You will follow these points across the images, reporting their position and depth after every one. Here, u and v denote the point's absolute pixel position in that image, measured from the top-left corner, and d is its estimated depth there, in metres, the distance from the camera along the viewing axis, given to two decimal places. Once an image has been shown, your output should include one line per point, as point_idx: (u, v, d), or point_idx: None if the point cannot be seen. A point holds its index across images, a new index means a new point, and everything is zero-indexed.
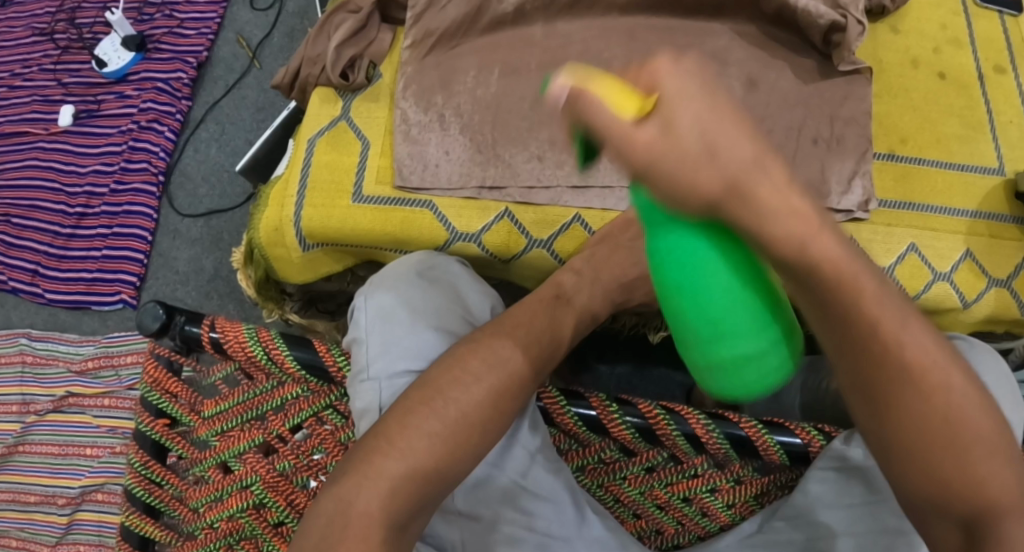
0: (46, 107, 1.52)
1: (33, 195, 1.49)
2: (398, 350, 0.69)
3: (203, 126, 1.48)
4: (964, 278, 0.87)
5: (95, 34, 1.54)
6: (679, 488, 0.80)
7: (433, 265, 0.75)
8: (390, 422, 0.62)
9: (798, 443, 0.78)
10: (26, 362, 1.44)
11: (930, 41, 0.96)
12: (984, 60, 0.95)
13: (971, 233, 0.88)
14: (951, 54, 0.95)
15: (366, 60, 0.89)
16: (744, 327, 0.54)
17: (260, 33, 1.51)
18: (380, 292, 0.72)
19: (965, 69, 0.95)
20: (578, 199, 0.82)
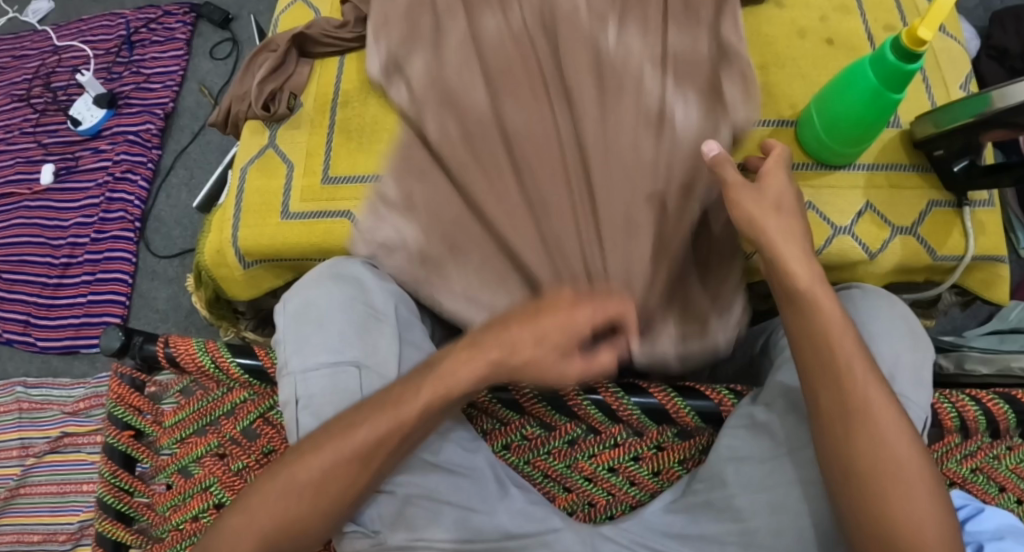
0: (28, 167, 1.61)
1: (21, 250, 1.57)
2: (308, 350, 0.79)
3: (173, 172, 1.56)
4: (865, 231, 0.91)
5: (69, 95, 1.64)
6: (606, 460, 0.86)
7: (352, 273, 0.85)
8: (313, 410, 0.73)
9: (711, 405, 0.85)
10: (22, 408, 1.50)
11: (817, 11, 0.99)
12: (873, 21, 0.99)
13: (869, 185, 0.93)
14: (838, 20, 0.99)
15: (286, 92, 0.97)
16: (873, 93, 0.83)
17: (221, 81, 1.61)
18: (296, 299, 0.82)
19: (854, 33, 0.98)
20: (480, 195, 0.89)
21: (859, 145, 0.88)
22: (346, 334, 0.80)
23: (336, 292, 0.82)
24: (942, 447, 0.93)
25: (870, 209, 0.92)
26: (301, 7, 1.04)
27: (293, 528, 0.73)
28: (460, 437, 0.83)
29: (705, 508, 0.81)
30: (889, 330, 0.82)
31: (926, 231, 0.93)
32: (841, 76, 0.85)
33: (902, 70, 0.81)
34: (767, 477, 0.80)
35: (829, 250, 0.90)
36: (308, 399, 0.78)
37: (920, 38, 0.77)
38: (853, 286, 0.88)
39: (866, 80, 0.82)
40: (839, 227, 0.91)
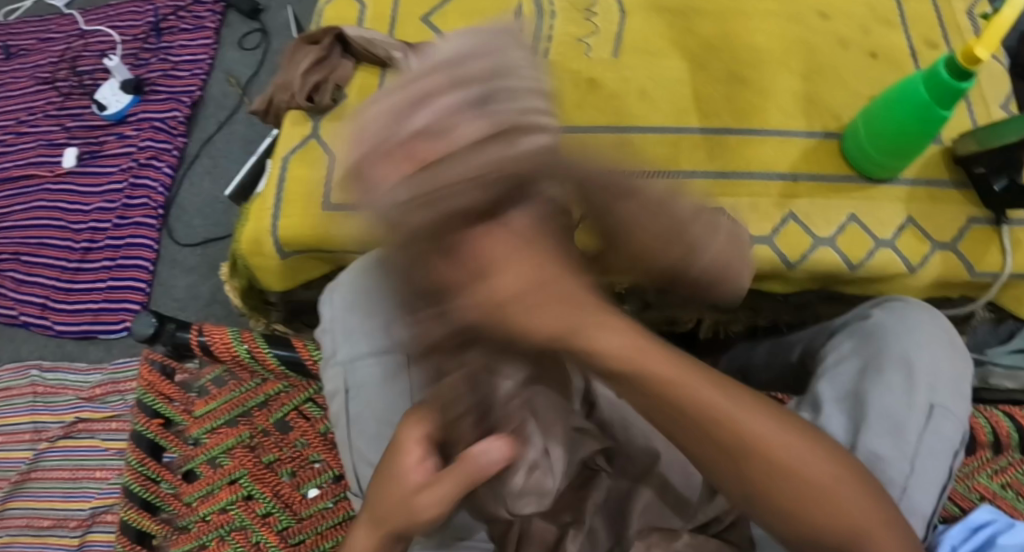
0: (51, 150, 1.61)
1: (40, 232, 1.57)
2: (356, 337, 0.81)
3: (198, 161, 1.56)
4: (906, 244, 0.91)
5: (95, 80, 1.64)
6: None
7: None
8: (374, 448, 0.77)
9: None
10: (37, 391, 1.50)
11: (860, 24, 0.99)
12: (915, 37, 0.99)
13: (910, 200, 0.93)
14: (881, 35, 0.99)
15: (331, 83, 0.97)
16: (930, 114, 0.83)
17: (249, 71, 1.61)
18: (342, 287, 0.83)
19: (897, 47, 0.99)
20: None
21: (902, 158, 0.88)
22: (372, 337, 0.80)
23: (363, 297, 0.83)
24: (974, 461, 0.94)
25: (912, 223, 0.92)
26: None
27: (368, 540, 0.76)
28: None
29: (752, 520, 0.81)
30: (933, 344, 0.81)
31: (966, 247, 0.92)
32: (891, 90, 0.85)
33: (953, 87, 0.81)
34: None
35: (871, 263, 0.90)
36: (357, 390, 0.80)
37: (976, 57, 0.77)
38: (897, 297, 0.87)
39: (918, 96, 0.82)
40: (881, 240, 0.91)
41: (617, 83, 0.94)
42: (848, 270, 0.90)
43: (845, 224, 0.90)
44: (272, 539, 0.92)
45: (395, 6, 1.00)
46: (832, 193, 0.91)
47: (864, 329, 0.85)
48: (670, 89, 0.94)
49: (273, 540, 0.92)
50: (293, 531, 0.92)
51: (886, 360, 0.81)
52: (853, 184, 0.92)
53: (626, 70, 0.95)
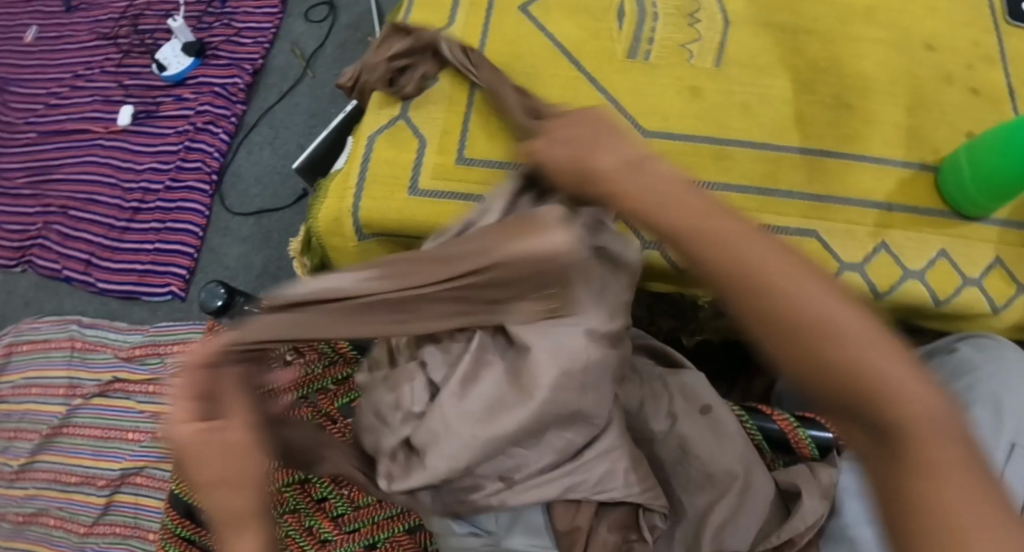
0: (107, 106, 1.60)
1: (91, 189, 1.56)
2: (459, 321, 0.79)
3: (256, 130, 1.54)
4: (994, 285, 0.90)
5: (156, 40, 1.63)
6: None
7: None
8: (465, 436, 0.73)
9: (830, 437, 0.85)
10: (75, 346, 1.49)
11: (962, 57, 0.98)
12: (1017, 76, 0.98)
13: (1001, 241, 0.92)
14: (983, 70, 0.98)
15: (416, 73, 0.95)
16: None
17: (314, 44, 1.59)
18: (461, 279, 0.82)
19: (996, 84, 0.97)
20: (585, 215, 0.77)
21: (1000, 199, 0.87)
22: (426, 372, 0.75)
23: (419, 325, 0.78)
24: None
25: (1000, 264, 0.91)
26: None
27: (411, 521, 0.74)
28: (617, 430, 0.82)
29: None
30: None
31: None
32: (999, 130, 0.84)
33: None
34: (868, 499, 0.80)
35: (959, 301, 0.89)
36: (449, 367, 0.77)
37: None
38: (986, 336, 0.87)
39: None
40: (969, 279, 0.90)
41: (714, 96, 0.93)
42: (934, 305, 0.89)
43: (935, 259, 0.90)
44: (327, 526, 0.91)
45: None
46: (926, 227, 0.91)
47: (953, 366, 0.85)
48: (767, 106, 0.93)
49: (326, 525, 0.91)
50: (348, 518, 0.91)
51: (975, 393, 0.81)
52: (945, 219, 0.91)
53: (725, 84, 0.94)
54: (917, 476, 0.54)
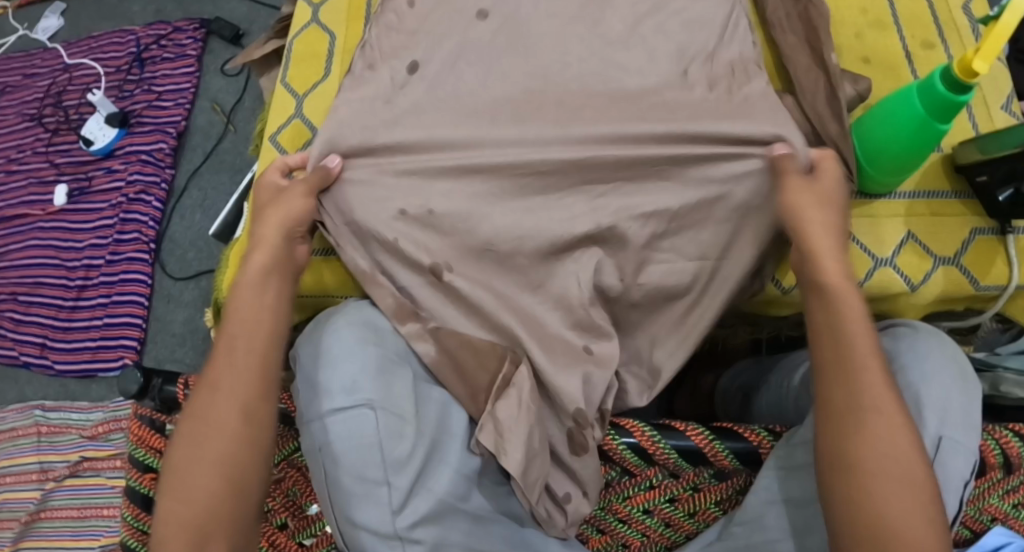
0: (42, 189, 1.60)
1: (36, 271, 1.56)
2: (342, 367, 0.78)
3: (187, 193, 1.55)
4: (907, 262, 0.89)
5: (81, 114, 1.63)
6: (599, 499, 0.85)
7: (356, 314, 0.83)
8: (312, 371, 0.79)
9: (748, 446, 0.82)
10: (41, 432, 1.50)
11: (851, 28, 0.98)
12: (910, 38, 0.98)
13: (911, 214, 0.90)
14: (875, 37, 0.98)
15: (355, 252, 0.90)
16: (941, 123, 0.80)
17: (232, 98, 1.61)
18: (343, 331, 0.81)
19: (891, 50, 0.97)
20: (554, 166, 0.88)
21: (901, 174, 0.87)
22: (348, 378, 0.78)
23: (358, 319, 0.83)
24: (984, 484, 0.84)
25: (912, 239, 0.89)
26: (316, 29, 1.07)
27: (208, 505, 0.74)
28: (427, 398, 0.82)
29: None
30: (959, 354, 0.78)
31: (969, 261, 0.89)
32: (886, 103, 0.84)
33: (950, 100, 0.79)
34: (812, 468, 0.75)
35: (871, 284, 0.87)
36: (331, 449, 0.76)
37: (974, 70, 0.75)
38: (900, 322, 0.82)
39: (915, 110, 0.81)
40: (880, 259, 0.89)
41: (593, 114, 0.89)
42: None
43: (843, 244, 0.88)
44: None
45: (365, 38, 1.05)
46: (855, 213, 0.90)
47: None
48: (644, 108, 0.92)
49: None
50: None
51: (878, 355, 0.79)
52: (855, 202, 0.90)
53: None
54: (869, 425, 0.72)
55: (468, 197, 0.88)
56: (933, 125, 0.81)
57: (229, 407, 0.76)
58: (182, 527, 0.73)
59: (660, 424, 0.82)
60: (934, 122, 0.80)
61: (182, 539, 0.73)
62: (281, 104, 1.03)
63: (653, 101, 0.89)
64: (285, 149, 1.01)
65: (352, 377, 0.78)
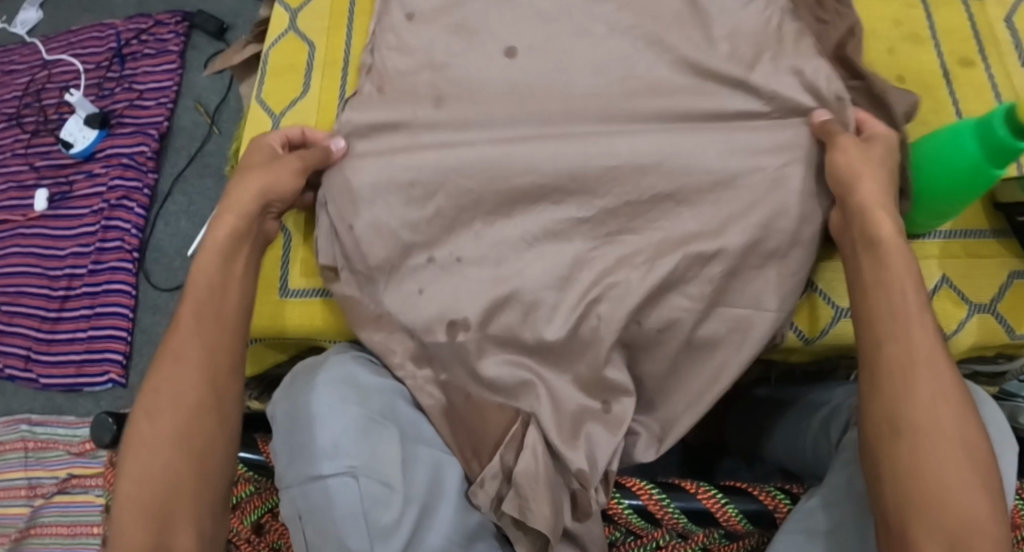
0: (22, 193, 1.53)
1: (18, 281, 1.50)
2: (331, 427, 0.73)
3: (171, 198, 1.49)
4: (941, 308, 0.82)
5: (61, 113, 1.56)
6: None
7: (343, 369, 0.79)
8: (301, 433, 0.73)
9: (763, 509, 0.76)
10: (28, 447, 1.45)
11: (884, 42, 0.91)
12: (948, 54, 0.91)
13: (945, 255, 0.83)
14: (909, 52, 0.91)
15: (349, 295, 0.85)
16: (998, 169, 0.73)
17: (217, 97, 1.53)
18: (331, 388, 0.76)
19: (926, 68, 0.90)
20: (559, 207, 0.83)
21: (940, 215, 0.80)
22: (340, 439, 0.72)
23: (341, 375, 0.77)
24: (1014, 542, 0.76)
25: (947, 284, 0.82)
26: (293, 37, 0.99)
27: (165, 488, 0.68)
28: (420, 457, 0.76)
29: None
30: (997, 413, 0.72)
31: (1007, 308, 0.82)
32: (940, 138, 0.76)
33: (1006, 145, 0.71)
34: (837, 538, 0.72)
35: None
36: (316, 516, 0.71)
37: None
38: None
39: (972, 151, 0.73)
40: None
41: (600, 147, 0.83)
42: None
43: None
44: None
45: (347, 51, 0.98)
46: None
47: None
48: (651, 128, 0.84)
49: None
50: None
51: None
52: None
53: (590, 116, 0.86)
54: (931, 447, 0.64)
55: (473, 236, 0.84)
56: (990, 170, 0.73)
57: (194, 378, 0.72)
58: (139, 506, 0.67)
59: (666, 484, 0.77)
60: (991, 167, 0.73)
61: (137, 524, 0.66)
62: (257, 123, 0.96)
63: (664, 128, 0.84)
64: None
65: (342, 436, 0.72)
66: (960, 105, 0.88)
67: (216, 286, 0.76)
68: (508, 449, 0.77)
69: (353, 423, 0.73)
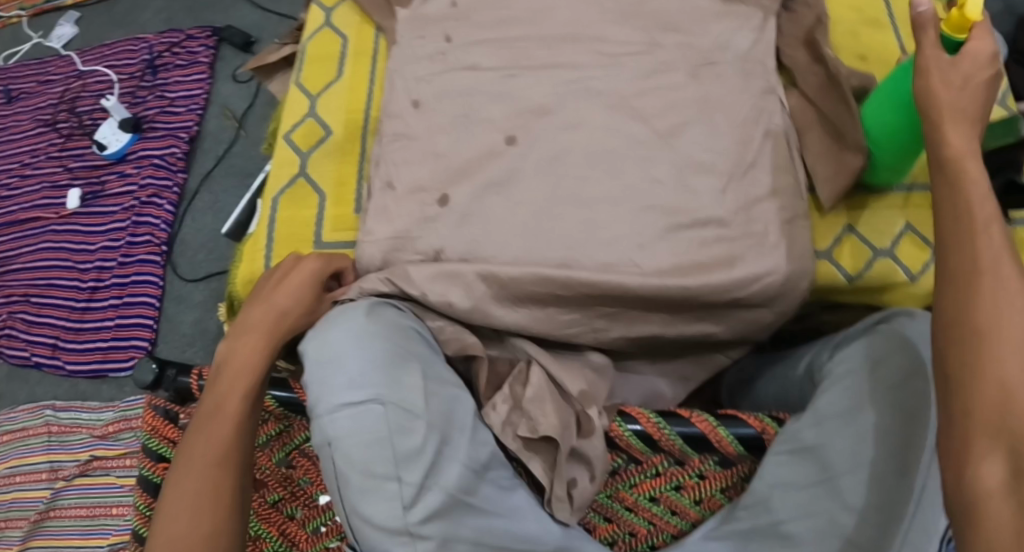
0: (55, 192, 1.63)
1: (49, 274, 1.58)
2: (352, 363, 0.78)
3: (199, 196, 1.58)
4: (906, 252, 0.97)
5: (94, 119, 1.66)
6: (605, 487, 0.87)
7: (374, 308, 0.85)
8: (325, 367, 0.79)
9: (752, 433, 0.84)
10: (51, 431, 1.51)
11: (847, 28, 1.02)
12: (905, 37, 1.01)
13: (907, 208, 0.99)
14: (871, 36, 1.02)
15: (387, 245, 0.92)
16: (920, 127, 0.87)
17: (244, 103, 1.64)
18: (354, 328, 0.81)
19: (886, 48, 1.01)
20: (564, 163, 0.89)
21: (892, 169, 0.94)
22: (361, 373, 0.78)
23: (383, 325, 0.83)
24: None
25: (910, 231, 0.97)
26: (328, 33, 1.10)
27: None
28: (435, 390, 0.80)
29: (748, 537, 0.81)
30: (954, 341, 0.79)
31: None
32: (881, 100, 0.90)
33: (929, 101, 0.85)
34: (822, 457, 0.79)
35: (870, 272, 0.96)
36: (339, 443, 0.76)
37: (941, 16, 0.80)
38: (903, 313, 0.84)
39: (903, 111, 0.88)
40: (880, 250, 0.97)
41: (598, 120, 0.91)
42: (847, 281, 0.97)
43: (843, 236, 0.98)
44: None
45: (376, 39, 1.09)
46: (862, 206, 0.99)
47: (874, 348, 0.83)
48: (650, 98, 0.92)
49: None
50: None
51: (900, 418, 0.77)
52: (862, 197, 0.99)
53: (591, 88, 0.93)
54: (991, 363, 0.59)
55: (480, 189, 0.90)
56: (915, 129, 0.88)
57: (196, 491, 0.73)
58: None
59: (665, 412, 0.86)
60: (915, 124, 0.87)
61: None
62: (295, 105, 1.06)
63: (657, 90, 0.92)
64: (297, 147, 1.03)
65: (361, 370, 0.78)
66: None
67: (241, 369, 0.79)
68: (516, 382, 0.86)
69: (370, 357, 0.78)
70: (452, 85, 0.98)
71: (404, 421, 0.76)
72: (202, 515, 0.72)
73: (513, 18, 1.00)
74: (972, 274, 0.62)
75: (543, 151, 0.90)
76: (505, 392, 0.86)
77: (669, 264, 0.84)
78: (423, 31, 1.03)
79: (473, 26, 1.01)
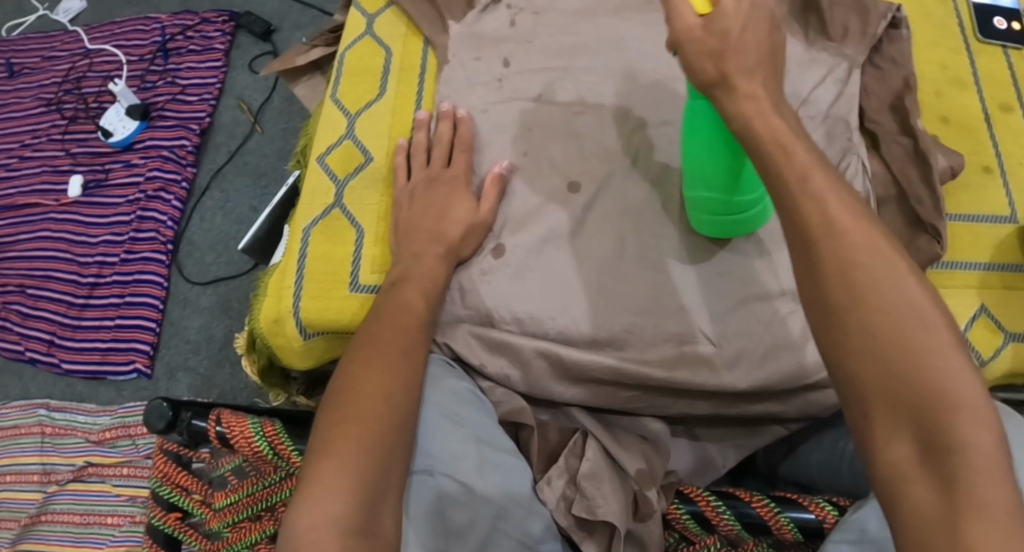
0: (56, 178, 1.54)
1: (47, 265, 1.50)
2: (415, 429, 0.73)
3: (209, 194, 1.50)
4: (979, 336, 0.88)
5: (101, 103, 1.57)
6: None
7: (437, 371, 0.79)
8: None
9: (812, 519, 0.77)
10: (45, 433, 1.40)
11: (932, 85, 0.99)
12: (990, 99, 0.99)
13: (983, 286, 0.91)
14: (954, 95, 0.98)
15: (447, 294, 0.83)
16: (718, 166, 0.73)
17: (260, 96, 1.56)
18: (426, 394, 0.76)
19: (969, 110, 0.98)
20: (630, 218, 0.83)
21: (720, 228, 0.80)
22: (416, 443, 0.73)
23: (442, 395, 0.77)
24: None
25: (984, 312, 0.89)
26: (370, 43, 1.01)
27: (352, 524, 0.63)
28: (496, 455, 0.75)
29: None
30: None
31: None
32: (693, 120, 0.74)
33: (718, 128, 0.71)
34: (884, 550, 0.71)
35: None
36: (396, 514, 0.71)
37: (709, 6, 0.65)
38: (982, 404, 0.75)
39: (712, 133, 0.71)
40: None
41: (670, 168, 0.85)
42: None
43: None
44: None
45: (424, 55, 0.99)
46: (942, 281, 0.90)
47: None
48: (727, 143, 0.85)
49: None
50: None
51: None
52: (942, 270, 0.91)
53: (661, 133, 0.86)
54: (896, 345, 0.57)
55: (533, 242, 0.83)
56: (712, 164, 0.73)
57: (347, 452, 0.66)
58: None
59: (723, 492, 0.80)
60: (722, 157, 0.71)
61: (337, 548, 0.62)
62: (331, 123, 0.97)
63: None
64: (333, 172, 0.95)
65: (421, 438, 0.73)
66: (999, 147, 0.96)
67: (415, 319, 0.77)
68: (572, 453, 0.78)
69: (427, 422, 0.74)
70: (504, 117, 0.90)
71: (458, 495, 0.71)
72: (336, 486, 0.64)
73: (575, 48, 0.92)
74: (839, 308, 0.59)
75: (607, 202, 0.84)
76: (559, 464, 0.78)
77: (733, 332, 0.79)
78: (477, 51, 0.94)
79: (532, 51, 0.93)
